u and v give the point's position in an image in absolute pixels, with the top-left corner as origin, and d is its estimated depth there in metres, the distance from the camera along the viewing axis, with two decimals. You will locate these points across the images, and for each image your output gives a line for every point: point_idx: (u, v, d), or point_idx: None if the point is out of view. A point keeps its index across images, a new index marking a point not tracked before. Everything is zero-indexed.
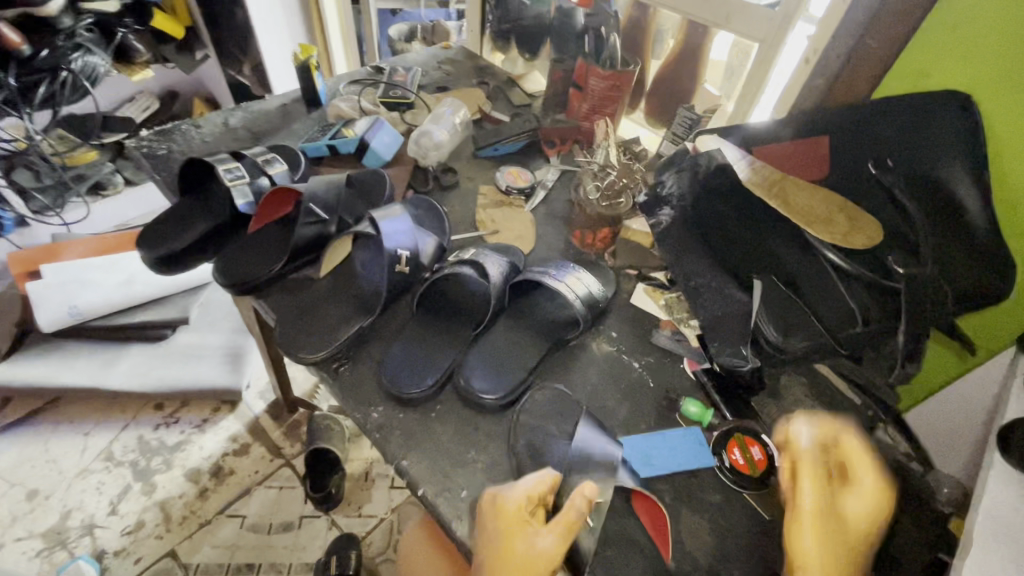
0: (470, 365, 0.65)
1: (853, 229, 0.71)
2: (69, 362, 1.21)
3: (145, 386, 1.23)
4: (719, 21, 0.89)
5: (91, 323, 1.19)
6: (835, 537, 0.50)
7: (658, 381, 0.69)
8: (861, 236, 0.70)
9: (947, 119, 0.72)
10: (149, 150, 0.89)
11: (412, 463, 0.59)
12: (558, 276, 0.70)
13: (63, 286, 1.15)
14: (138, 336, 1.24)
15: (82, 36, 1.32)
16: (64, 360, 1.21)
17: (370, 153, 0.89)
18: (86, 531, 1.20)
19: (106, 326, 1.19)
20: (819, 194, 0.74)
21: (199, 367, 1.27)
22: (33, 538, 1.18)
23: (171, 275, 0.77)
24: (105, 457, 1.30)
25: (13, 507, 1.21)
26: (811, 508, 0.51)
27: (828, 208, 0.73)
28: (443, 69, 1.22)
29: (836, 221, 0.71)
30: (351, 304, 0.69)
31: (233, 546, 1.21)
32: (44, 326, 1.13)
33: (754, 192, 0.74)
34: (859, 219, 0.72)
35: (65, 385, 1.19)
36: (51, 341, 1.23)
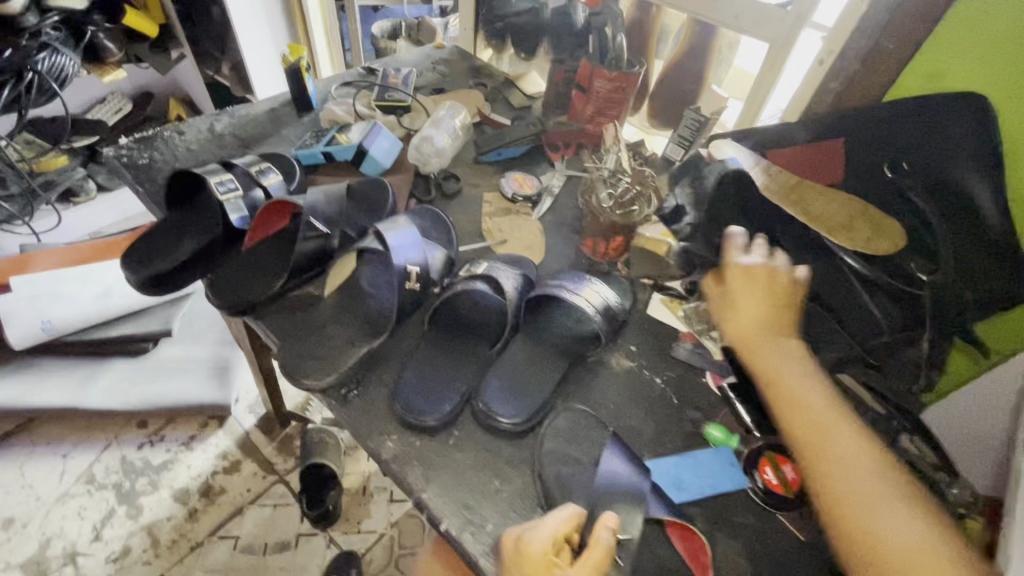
0: (491, 387, 0.61)
1: (877, 234, 0.69)
2: (41, 382, 1.13)
3: (127, 405, 1.15)
4: (728, 21, 0.86)
5: (66, 338, 1.11)
6: (760, 329, 0.60)
7: (682, 397, 0.66)
8: (885, 240, 0.68)
9: (963, 121, 0.70)
10: (129, 159, 0.83)
11: (434, 495, 0.55)
12: (574, 288, 0.67)
13: (33, 299, 1.07)
14: (118, 350, 1.17)
15: (49, 36, 1.25)
16: (34, 379, 1.13)
17: (368, 160, 0.85)
18: (68, 560, 1.13)
19: (83, 340, 1.12)
20: (839, 198, 0.73)
21: (187, 381, 1.20)
22: (11, 570, 1.11)
23: (158, 296, 0.71)
24: (86, 480, 1.23)
25: None
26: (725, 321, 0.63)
27: (850, 214, 0.71)
28: (438, 70, 1.18)
29: (859, 227, 0.70)
30: (358, 325, 0.65)
31: (227, 568, 1.16)
32: (15, 342, 1.06)
33: (771, 198, 0.73)
34: (880, 221, 0.70)
35: (41, 407, 1.12)
36: (25, 360, 1.16)
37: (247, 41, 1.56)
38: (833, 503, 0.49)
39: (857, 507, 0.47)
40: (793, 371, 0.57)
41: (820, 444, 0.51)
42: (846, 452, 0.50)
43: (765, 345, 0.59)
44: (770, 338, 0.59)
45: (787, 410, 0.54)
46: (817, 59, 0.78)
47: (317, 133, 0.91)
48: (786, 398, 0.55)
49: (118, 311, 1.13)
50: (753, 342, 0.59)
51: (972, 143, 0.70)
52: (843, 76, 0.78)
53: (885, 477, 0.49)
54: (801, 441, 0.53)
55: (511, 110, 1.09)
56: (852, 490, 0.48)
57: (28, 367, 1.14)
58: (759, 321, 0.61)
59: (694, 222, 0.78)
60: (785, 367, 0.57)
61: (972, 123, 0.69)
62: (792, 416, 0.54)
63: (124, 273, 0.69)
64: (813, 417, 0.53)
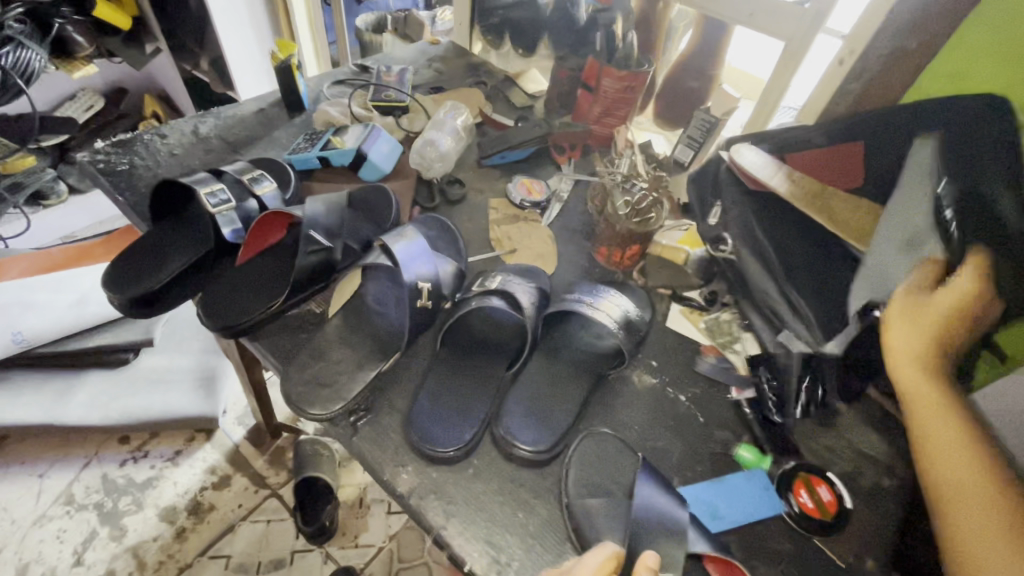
0: (511, 411, 0.57)
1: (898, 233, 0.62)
2: (14, 397, 1.03)
3: (108, 419, 1.05)
4: (741, 19, 0.83)
5: (38, 349, 1.01)
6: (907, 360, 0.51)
7: (708, 415, 0.63)
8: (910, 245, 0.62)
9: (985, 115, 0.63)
10: (107, 165, 0.77)
11: (456, 531, 0.51)
12: (591, 301, 0.64)
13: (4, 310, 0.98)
14: (94, 361, 1.07)
15: (12, 28, 1.15)
16: (8, 393, 1.03)
17: (368, 165, 0.80)
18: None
19: (56, 352, 1.02)
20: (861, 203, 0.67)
21: (173, 393, 1.10)
22: None
23: (144, 317, 0.65)
24: (64, 501, 1.16)
25: None
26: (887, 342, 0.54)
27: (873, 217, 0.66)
28: (434, 67, 1.13)
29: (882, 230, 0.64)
30: (366, 346, 0.61)
31: None
32: None
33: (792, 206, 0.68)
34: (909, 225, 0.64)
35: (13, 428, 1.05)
36: None
37: (228, 33, 1.48)
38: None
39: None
40: (955, 424, 0.47)
41: (972, 513, 0.43)
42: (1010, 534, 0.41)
43: (928, 384, 0.50)
44: (934, 379, 0.50)
45: (936, 467, 0.46)
46: (837, 59, 0.75)
47: (311, 135, 0.85)
48: (940, 452, 0.46)
49: (94, 319, 1.03)
50: (912, 378, 0.51)
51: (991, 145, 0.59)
52: (865, 76, 0.74)
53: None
54: (948, 504, 0.44)
55: (513, 110, 1.05)
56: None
57: (4, 380, 1.04)
58: (926, 353, 0.51)
59: (711, 229, 0.75)
60: (947, 417, 0.48)
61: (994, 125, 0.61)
62: (942, 472, 0.46)
63: (104, 292, 0.63)
64: (972, 481, 0.44)
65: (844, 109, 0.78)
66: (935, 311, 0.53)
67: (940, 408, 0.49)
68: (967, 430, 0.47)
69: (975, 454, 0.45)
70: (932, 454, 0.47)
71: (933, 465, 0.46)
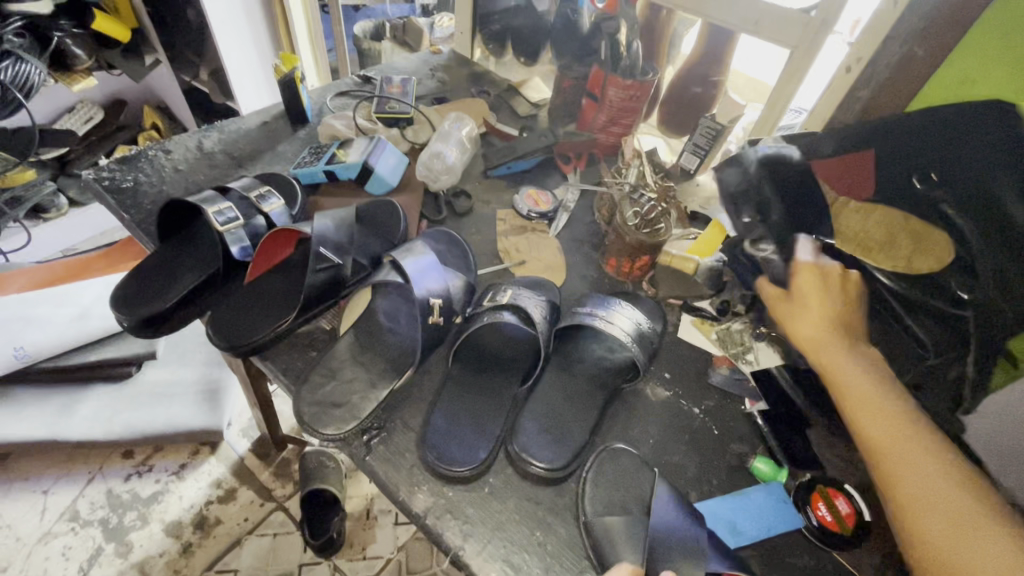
0: (526, 429, 0.57)
1: (917, 250, 0.63)
2: (17, 413, 1.01)
3: (112, 434, 1.04)
4: (747, 26, 0.82)
5: (39, 365, 1.00)
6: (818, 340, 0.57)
7: (722, 428, 0.63)
8: (927, 259, 0.62)
9: (983, 123, 0.62)
10: (111, 182, 0.77)
11: (474, 552, 0.51)
12: (603, 313, 0.64)
13: (6, 326, 0.97)
14: (97, 375, 1.06)
15: (12, 42, 1.14)
16: (12, 410, 1.02)
17: (375, 179, 0.79)
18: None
19: (55, 368, 1.01)
20: (879, 216, 0.67)
21: (177, 406, 1.09)
22: None
23: (153, 337, 0.65)
24: (69, 518, 1.15)
25: None
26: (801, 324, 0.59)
27: (890, 230, 0.65)
28: (437, 77, 1.13)
29: (899, 242, 0.64)
30: (378, 365, 0.60)
31: None
32: None
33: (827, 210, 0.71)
34: (927, 240, 0.62)
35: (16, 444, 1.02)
36: None
37: (227, 45, 1.47)
38: (912, 522, 0.45)
39: (940, 528, 0.44)
40: (865, 383, 0.53)
41: (900, 459, 0.48)
42: (926, 467, 0.46)
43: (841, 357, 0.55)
44: (842, 346, 0.56)
45: (861, 423, 0.51)
46: (844, 66, 0.74)
47: (316, 149, 0.84)
48: (860, 410, 0.52)
49: (98, 334, 1.02)
50: (826, 350, 0.56)
51: (998, 149, 0.60)
52: (875, 82, 0.74)
53: (972, 491, 0.45)
54: (875, 451, 0.49)
55: (517, 119, 1.05)
56: (937, 511, 0.44)
57: (5, 397, 1.02)
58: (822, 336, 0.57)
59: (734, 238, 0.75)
60: (858, 373, 0.54)
61: (1000, 124, 0.61)
62: (862, 425, 0.51)
63: (113, 313, 0.63)
64: (897, 432, 0.49)
65: (850, 118, 0.78)
66: (825, 294, 0.60)
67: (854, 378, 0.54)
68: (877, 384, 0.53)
69: (885, 402, 0.51)
70: (852, 410, 0.52)
71: (857, 421, 0.51)
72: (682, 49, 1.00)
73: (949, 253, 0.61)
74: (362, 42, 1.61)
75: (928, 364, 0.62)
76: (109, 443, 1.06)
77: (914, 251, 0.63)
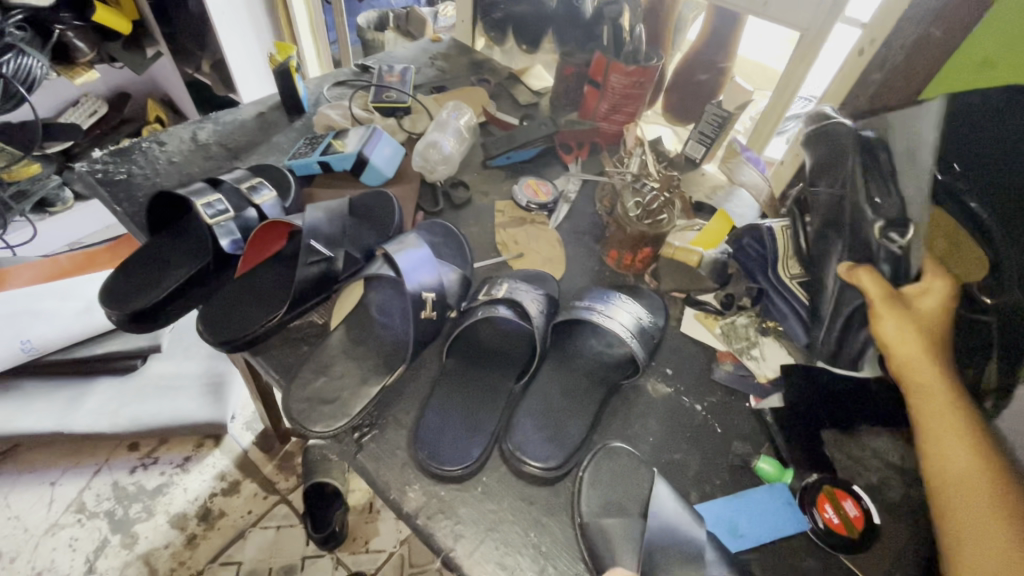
0: (521, 426, 0.55)
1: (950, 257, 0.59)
2: (22, 406, 1.01)
3: (117, 427, 1.03)
4: (756, 8, 0.79)
5: (48, 357, 0.99)
6: (914, 355, 0.51)
7: (726, 426, 0.61)
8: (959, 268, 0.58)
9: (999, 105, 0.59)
10: (105, 175, 0.76)
11: (466, 551, 0.50)
12: (603, 308, 0.61)
13: (13, 319, 0.96)
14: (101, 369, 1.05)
15: (14, 36, 1.14)
16: (17, 403, 1.00)
17: (370, 170, 0.77)
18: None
19: (65, 360, 1.00)
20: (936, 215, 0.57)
21: (182, 398, 1.09)
22: None
23: (144, 332, 0.63)
24: (76, 509, 1.15)
25: None
26: (898, 333, 0.51)
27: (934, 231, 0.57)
28: (437, 65, 1.10)
29: (935, 245, 0.57)
30: (369, 361, 0.59)
31: None
32: None
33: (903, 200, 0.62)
34: (965, 247, 0.57)
35: (21, 432, 0.99)
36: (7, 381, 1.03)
37: (227, 36, 1.46)
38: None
39: None
40: (957, 420, 0.48)
41: (974, 506, 0.43)
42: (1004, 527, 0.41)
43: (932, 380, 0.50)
44: (941, 371, 0.50)
45: (943, 461, 0.46)
46: (857, 48, 0.71)
47: (311, 139, 0.83)
48: (941, 441, 0.47)
49: (103, 327, 1.02)
50: (923, 374, 0.50)
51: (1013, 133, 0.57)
52: (889, 65, 0.71)
53: None
54: (950, 495, 0.45)
55: (518, 109, 1.02)
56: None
57: (8, 390, 1.01)
58: (916, 354, 0.51)
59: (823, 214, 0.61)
60: (948, 404, 0.49)
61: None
62: (945, 465, 0.46)
63: (102, 308, 0.61)
64: (966, 466, 0.45)
65: (865, 103, 0.75)
66: (932, 305, 0.53)
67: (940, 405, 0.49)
68: (970, 424, 0.47)
69: (977, 447, 0.46)
70: (938, 445, 0.47)
71: (938, 458, 0.47)
72: (687, 36, 0.97)
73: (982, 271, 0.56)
74: (366, 33, 1.56)
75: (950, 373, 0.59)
76: (114, 436, 1.06)
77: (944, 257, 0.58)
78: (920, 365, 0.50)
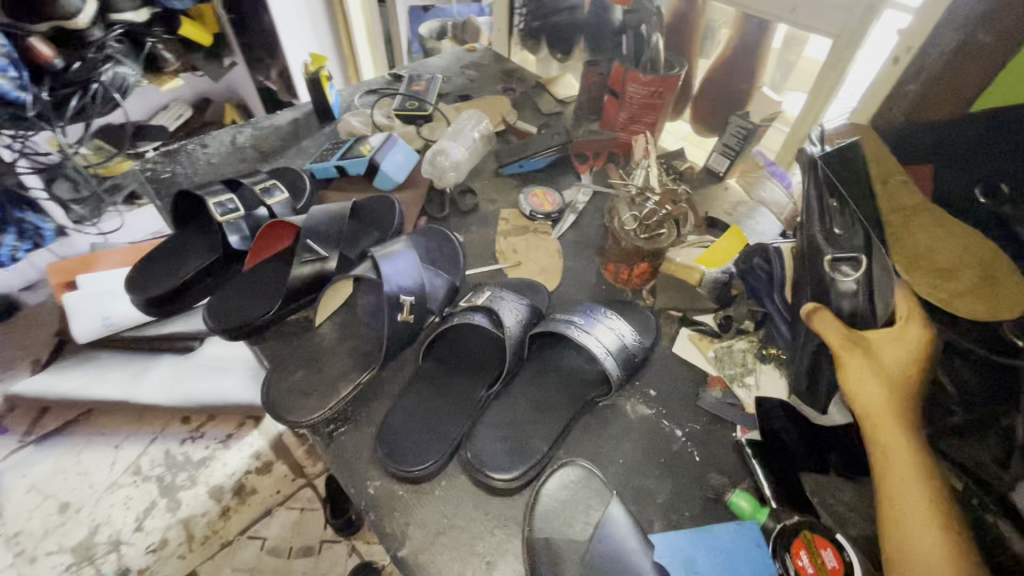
0: (483, 436, 0.55)
1: (977, 288, 0.54)
2: (99, 374, 1.09)
3: (173, 402, 1.07)
4: (783, 14, 0.75)
5: (124, 334, 1.08)
6: (875, 404, 0.47)
7: (705, 455, 0.58)
8: (981, 302, 0.54)
9: None
10: (152, 174, 0.85)
11: (414, 552, 0.51)
12: (586, 325, 0.60)
13: (97, 296, 1.05)
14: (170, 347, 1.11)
15: (114, 48, 1.23)
16: (97, 370, 1.09)
17: (380, 175, 0.80)
18: (113, 548, 1.00)
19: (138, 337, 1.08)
20: (958, 238, 0.57)
21: (231, 380, 1.09)
22: (63, 553, 1.00)
23: (162, 316, 0.70)
24: (133, 471, 1.09)
25: (45, 520, 1.03)
26: (864, 378, 0.48)
27: (960, 259, 0.56)
28: (467, 74, 1.13)
29: (960, 275, 0.55)
30: (350, 357, 0.62)
31: (253, 570, 1.00)
32: (79, 337, 1.02)
33: (925, 221, 0.59)
34: (1001, 281, 0.54)
35: (97, 399, 1.06)
36: (89, 349, 1.12)
37: (292, 47, 1.57)
38: None
39: None
40: (922, 477, 0.44)
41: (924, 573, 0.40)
42: None
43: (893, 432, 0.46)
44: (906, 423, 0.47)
45: (903, 533, 0.42)
46: (891, 57, 0.65)
47: (334, 145, 0.87)
48: (897, 498, 0.43)
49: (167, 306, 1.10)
50: (885, 429, 0.47)
51: None
52: (925, 74, 0.64)
53: None
54: (902, 557, 0.41)
55: (540, 117, 1.02)
56: None
57: (92, 359, 1.11)
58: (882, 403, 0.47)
59: (807, 241, 0.56)
60: (910, 460, 0.45)
61: None
62: (898, 522, 0.43)
63: (126, 293, 0.68)
64: (923, 530, 0.41)
65: (898, 116, 0.69)
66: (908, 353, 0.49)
67: (903, 461, 0.45)
68: (932, 481, 0.44)
69: (936, 508, 0.42)
70: (899, 513, 0.43)
71: (901, 531, 0.42)
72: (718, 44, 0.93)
73: (1015, 309, 0.52)
74: (427, 41, 1.61)
75: (953, 424, 0.52)
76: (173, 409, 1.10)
77: (973, 290, 0.54)
78: (884, 415, 0.47)
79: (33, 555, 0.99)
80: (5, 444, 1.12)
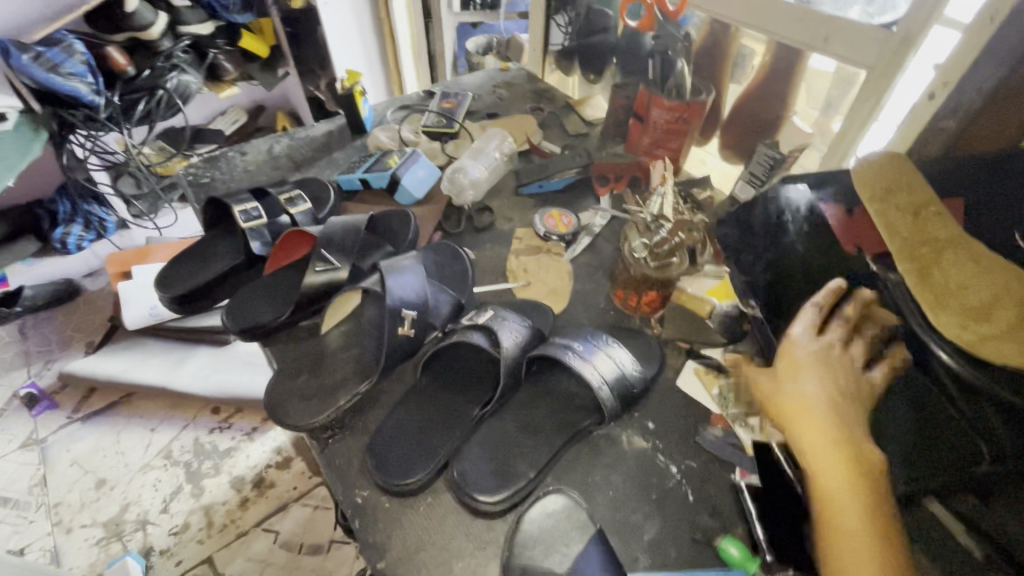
0: (471, 456, 0.55)
1: (1013, 332, 0.44)
2: (143, 360, 1.15)
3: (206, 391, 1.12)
4: (815, 43, 0.72)
5: (168, 323, 1.14)
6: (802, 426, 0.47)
7: (699, 495, 0.56)
8: (1015, 347, 0.43)
9: None
10: (194, 178, 0.90)
11: (391, 564, 0.51)
12: (585, 353, 0.59)
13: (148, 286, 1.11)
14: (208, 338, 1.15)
15: (179, 58, 1.31)
16: (140, 357, 1.16)
17: (402, 190, 0.83)
18: (139, 527, 1.05)
19: (180, 328, 1.13)
20: (998, 274, 0.47)
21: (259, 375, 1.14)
22: (96, 526, 1.05)
23: (186, 312, 0.74)
24: (164, 455, 1.14)
25: (82, 494, 1.09)
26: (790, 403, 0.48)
27: (999, 296, 0.46)
28: (499, 93, 1.14)
29: (994, 316, 0.45)
30: (351, 364, 0.63)
31: (264, 562, 1.02)
32: (129, 323, 1.10)
33: (959, 253, 0.50)
34: None
35: (137, 382, 1.13)
36: (132, 337, 1.19)
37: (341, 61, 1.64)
38: None
39: None
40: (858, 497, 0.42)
41: None
42: None
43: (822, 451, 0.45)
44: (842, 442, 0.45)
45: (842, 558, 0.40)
46: (928, 92, 0.62)
47: (362, 158, 0.91)
48: (834, 523, 0.41)
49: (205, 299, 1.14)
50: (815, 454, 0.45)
51: None
52: (964, 111, 0.60)
53: None
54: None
55: (565, 138, 1.02)
56: None
57: (137, 347, 1.17)
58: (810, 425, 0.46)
59: None
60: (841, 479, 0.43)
61: None
62: (838, 547, 0.40)
63: (156, 289, 0.73)
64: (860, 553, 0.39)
65: (935, 152, 0.65)
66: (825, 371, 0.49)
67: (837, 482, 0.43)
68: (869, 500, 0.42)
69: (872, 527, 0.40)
70: (839, 548, 0.40)
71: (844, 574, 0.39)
72: None
73: None
74: (473, 58, 1.64)
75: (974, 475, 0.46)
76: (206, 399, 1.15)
77: (1011, 333, 0.44)
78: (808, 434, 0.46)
79: (69, 526, 1.05)
80: (55, 419, 1.19)
